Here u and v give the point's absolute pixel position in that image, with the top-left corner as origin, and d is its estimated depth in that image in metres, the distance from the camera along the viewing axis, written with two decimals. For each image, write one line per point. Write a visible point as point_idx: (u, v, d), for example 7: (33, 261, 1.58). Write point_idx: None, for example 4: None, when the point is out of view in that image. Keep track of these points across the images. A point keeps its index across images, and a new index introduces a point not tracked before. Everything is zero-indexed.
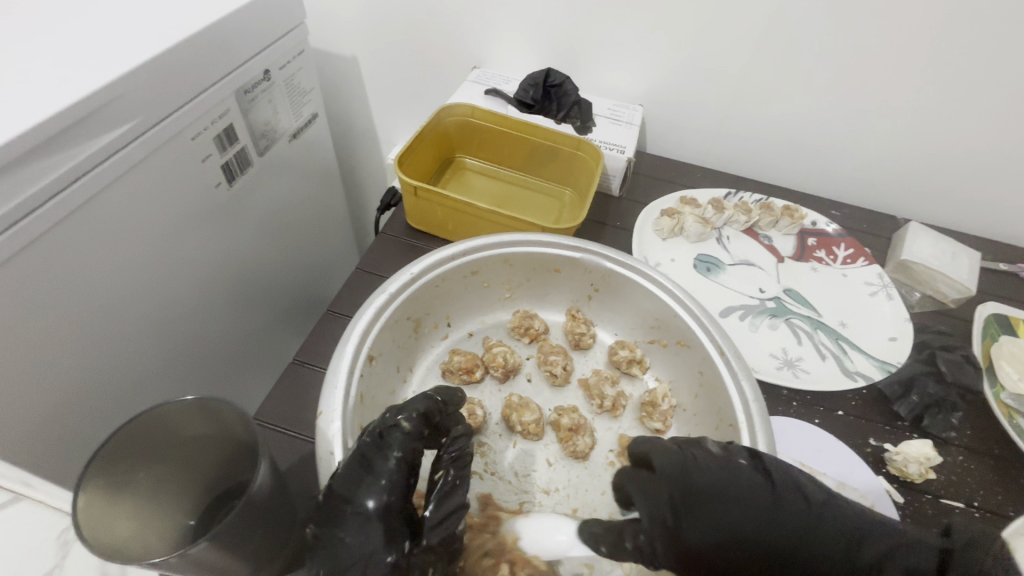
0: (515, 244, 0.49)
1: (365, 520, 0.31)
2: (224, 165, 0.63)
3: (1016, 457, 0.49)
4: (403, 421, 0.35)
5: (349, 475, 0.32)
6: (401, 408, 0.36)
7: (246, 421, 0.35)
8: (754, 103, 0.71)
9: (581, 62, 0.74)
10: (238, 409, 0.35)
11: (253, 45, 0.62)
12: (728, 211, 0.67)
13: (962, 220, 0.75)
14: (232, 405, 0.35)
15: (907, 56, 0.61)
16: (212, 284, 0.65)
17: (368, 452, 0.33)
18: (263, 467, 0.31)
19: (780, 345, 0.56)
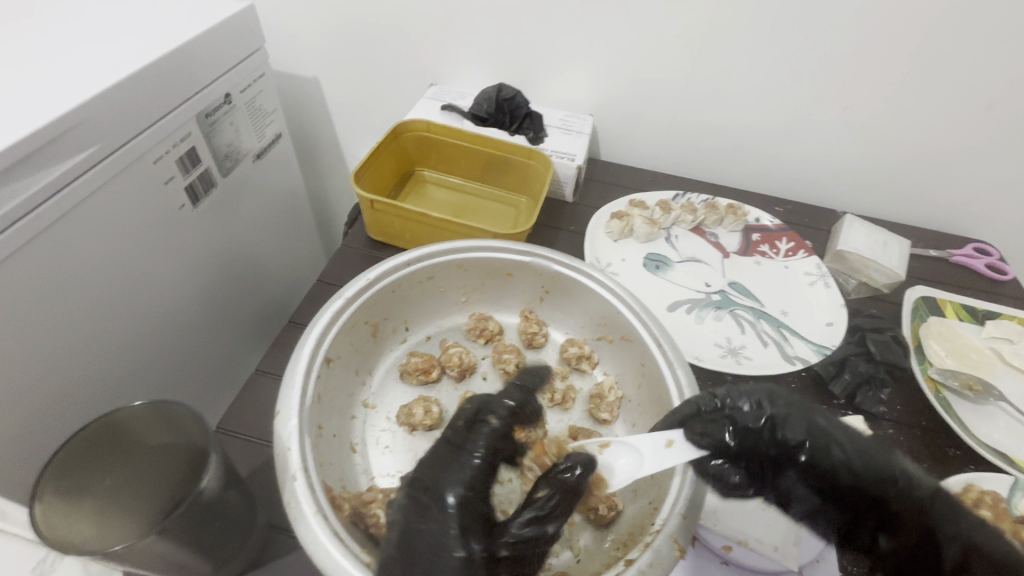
0: (469, 250, 0.52)
1: (446, 499, 0.35)
2: (188, 187, 0.65)
3: (941, 428, 0.53)
4: (490, 418, 0.40)
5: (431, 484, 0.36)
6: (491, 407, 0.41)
7: (197, 418, 0.36)
8: (696, 109, 0.76)
9: (533, 76, 0.78)
10: (188, 406, 0.36)
11: (212, 70, 0.65)
12: (676, 212, 0.70)
13: (895, 212, 0.80)
14: (187, 408, 0.36)
15: (829, 61, 0.66)
16: (182, 302, 0.67)
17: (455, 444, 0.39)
18: (211, 470, 0.32)
19: (724, 334, 0.59)
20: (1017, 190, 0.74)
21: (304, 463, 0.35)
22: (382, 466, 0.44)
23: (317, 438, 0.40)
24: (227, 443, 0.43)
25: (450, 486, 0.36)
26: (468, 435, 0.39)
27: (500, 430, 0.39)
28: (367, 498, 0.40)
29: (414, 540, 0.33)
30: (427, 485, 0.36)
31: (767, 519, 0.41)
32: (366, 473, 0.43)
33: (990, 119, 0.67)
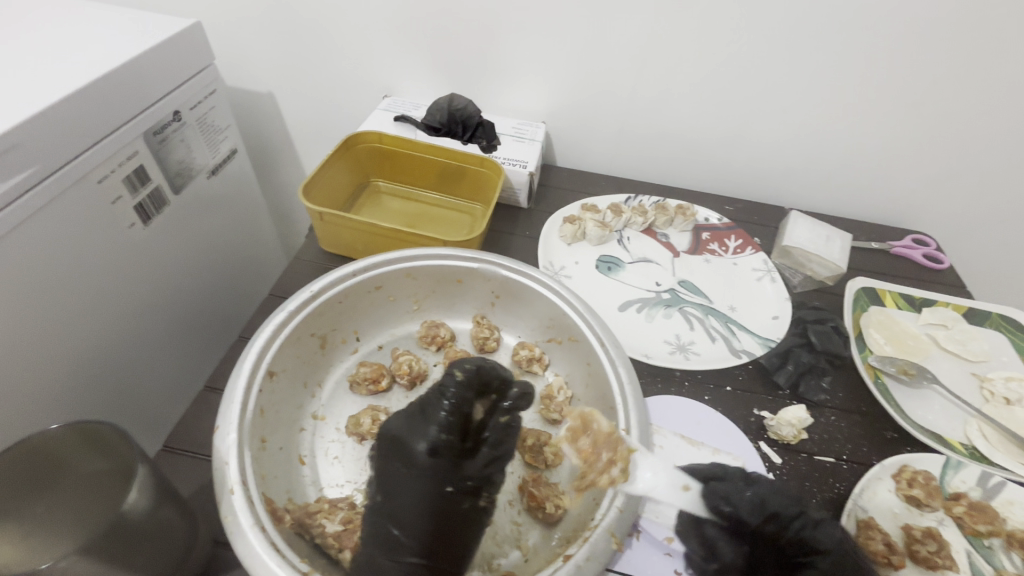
0: (417, 259, 0.53)
1: (416, 453, 0.40)
2: (137, 206, 0.64)
3: (881, 412, 0.55)
4: (456, 373, 0.42)
5: (404, 439, 0.41)
6: (456, 364, 0.43)
7: (125, 436, 0.36)
8: (644, 114, 0.78)
9: (485, 86, 0.79)
10: (116, 424, 0.36)
11: (158, 89, 0.64)
12: (627, 215, 0.72)
13: (839, 208, 0.84)
14: (116, 426, 0.36)
15: (765, 65, 0.69)
16: (137, 323, 0.66)
17: (424, 406, 0.42)
18: (137, 485, 0.33)
19: (673, 332, 0.61)
20: (950, 183, 0.77)
21: (243, 477, 0.36)
22: (331, 477, 0.44)
23: (260, 450, 0.40)
24: (171, 462, 0.43)
25: (420, 444, 0.40)
26: (435, 396, 0.42)
27: (464, 384, 0.42)
28: (312, 509, 0.40)
29: (392, 490, 0.40)
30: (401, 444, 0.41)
31: None
32: (315, 485, 0.43)
33: (919, 116, 0.70)
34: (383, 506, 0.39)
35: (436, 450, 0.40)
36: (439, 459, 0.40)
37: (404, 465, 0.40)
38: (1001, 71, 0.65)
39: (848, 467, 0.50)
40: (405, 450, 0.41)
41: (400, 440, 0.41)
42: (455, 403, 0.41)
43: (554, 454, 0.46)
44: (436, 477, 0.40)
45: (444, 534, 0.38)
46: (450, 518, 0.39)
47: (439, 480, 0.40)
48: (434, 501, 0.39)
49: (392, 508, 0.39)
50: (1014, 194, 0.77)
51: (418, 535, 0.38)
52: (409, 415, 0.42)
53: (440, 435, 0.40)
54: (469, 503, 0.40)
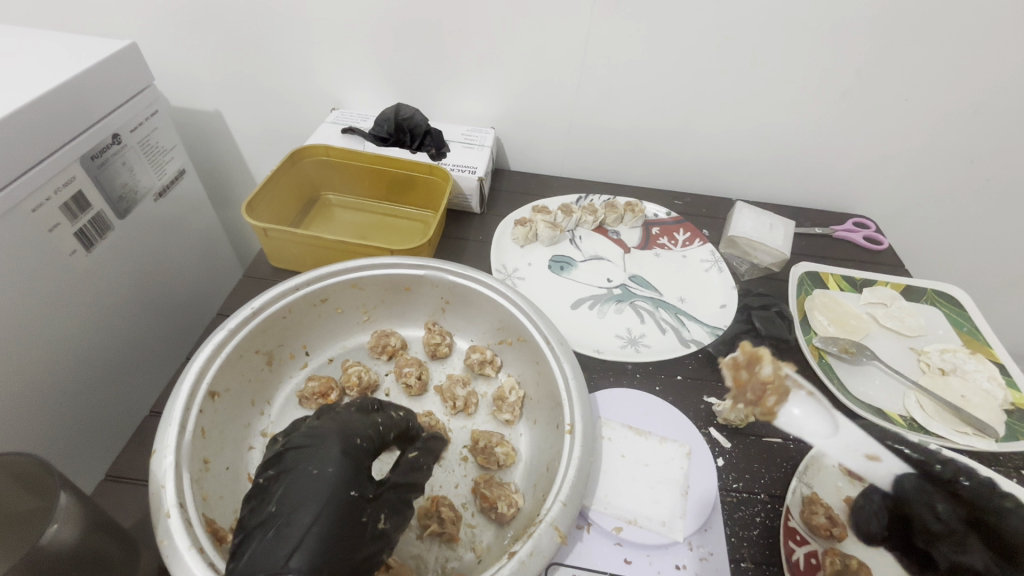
0: (362, 269, 0.53)
1: (325, 449, 0.36)
2: (78, 233, 0.63)
3: (826, 391, 0.57)
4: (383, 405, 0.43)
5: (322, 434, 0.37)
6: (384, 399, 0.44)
7: (46, 466, 0.34)
8: (590, 115, 0.79)
9: (432, 94, 0.80)
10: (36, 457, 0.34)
11: (93, 112, 0.63)
12: (577, 214, 0.73)
13: (784, 196, 0.87)
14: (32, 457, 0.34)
15: (700, 63, 0.71)
16: (84, 355, 0.65)
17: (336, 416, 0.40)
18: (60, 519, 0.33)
19: (625, 326, 0.62)
20: (885, 167, 0.80)
21: (180, 499, 0.35)
22: None
23: (202, 471, 0.40)
24: (113, 491, 0.42)
25: (333, 442, 0.36)
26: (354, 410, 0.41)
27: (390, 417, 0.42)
28: None
29: (290, 490, 0.34)
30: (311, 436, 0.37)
31: (655, 496, 0.45)
32: None
33: (850, 106, 0.73)
34: (275, 509, 0.33)
35: (348, 453, 0.36)
36: (350, 462, 0.36)
37: (312, 459, 0.35)
38: (921, 60, 0.67)
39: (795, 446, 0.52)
40: (318, 445, 0.36)
41: (308, 438, 0.37)
42: (382, 423, 0.41)
43: (506, 454, 0.47)
44: (343, 480, 0.35)
45: (337, 547, 0.32)
46: (353, 527, 0.34)
47: (345, 484, 0.35)
48: (341, 502, 0.34)
49: (285, 507, 0.33)
50: (944, 175, 0.80)
51: (306, 544, 0.32)
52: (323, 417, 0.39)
53: (355, 439, 0.37)
54: (373, 519, 0.35)
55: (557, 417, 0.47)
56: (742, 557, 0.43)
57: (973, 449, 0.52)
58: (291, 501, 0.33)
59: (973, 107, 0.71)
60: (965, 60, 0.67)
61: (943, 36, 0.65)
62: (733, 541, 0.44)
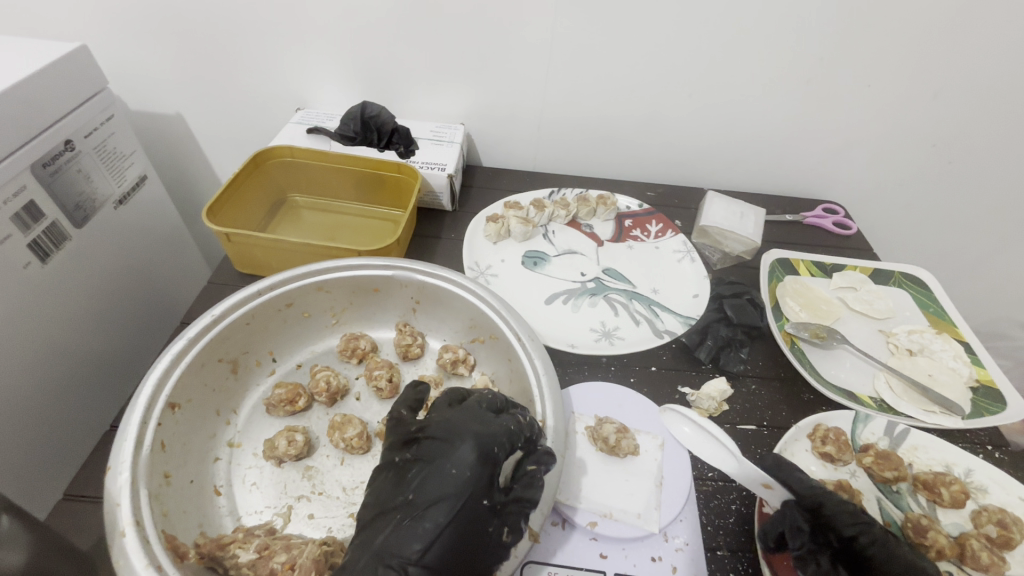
0: (328, 272, 0.52)
1: (463, 451, 0.37)
2: (32, 244, 0.60)
3: (798, 376, 0.58)
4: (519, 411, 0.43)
5: (462, 430, 0.39)
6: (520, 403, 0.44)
7: None
8: (560, 108, 0.79)
9: (398, 91, 0.78)
10: None
11: (43, 118, 0.60)
12: (549, 209, 0.72)
13: (754, 184, 0.87)
14: None
15: (665, 52, 0.71)
16: (41, 370, 0.62)
17: (476, 412, 0.41)
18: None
19: (599, 319, 0.62)
20: (851, 153, 0.81)
21: (137, 517, 0.34)
22: (250, 504, 0.43)
23: (162, 486, 0.39)
24: (70, 510, 0.40)
25: (470, 444, 0.38)
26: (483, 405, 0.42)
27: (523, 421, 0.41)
28: (225, 539, 0.39)
29: (427, 483, 0.36)
30: (447, 432, 0.39)
31: (630, 489, 0.46)
32: (232, 514, 0.42)
33: (815, 93, 0.74)
34: (411, 500, 0.36)
35: (483, 459, 0.37)
36: (486, 469, 0.37)
37: (452, 457, 0.37)
38: (881, 46, 0.68)
39: (768, 432, 0.52)
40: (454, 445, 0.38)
41: (444, 435, 0.39)
42: (515, 427, 0.40)
43: None
44: (476, 488, 0.36)
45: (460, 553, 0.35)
46: (476, 536, 0.35)
47: (476, 493, 0.36)
48: (469, 508, 0.36)
49: (421, 501, 0.36)
50: (909, 159, 0.82)
51: (437, 544, 0.34)
52: (465, 415, 0.40)
53: (497, 445, 0.38)
54: (497, 533, 0.36)
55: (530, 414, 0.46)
56: (718, 545, 0.43)
57: (941, 427, 0.54)
58: (429, 496, 0.36)
59: (932, 92, 0.73)
60: (923, 46, 0.68)
61: (901, 22, 0.66)
62: (709, 529, 0.44)
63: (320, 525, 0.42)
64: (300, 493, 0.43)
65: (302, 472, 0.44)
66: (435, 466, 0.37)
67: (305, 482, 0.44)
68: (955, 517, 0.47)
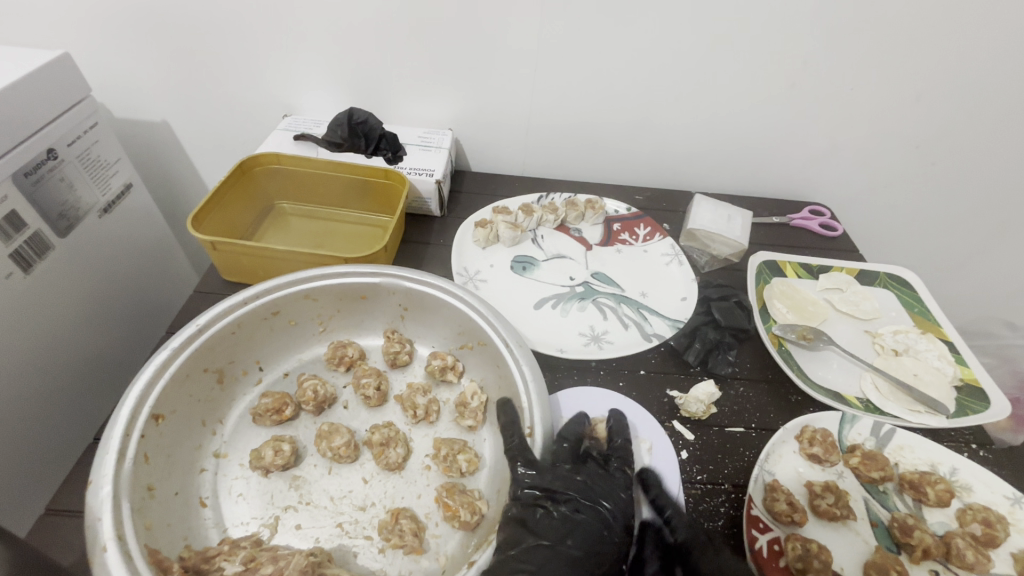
0: (314, 279, 0.51)
1: (608, 504, 0.43)
2: (13, 254, 0.60)
3: (785, 378, 0.58)
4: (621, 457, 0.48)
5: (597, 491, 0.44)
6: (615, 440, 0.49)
7: None
8: (549, 113, 0.79)
9: (386, 97, 0.78)
10: None
11: (25, 126, 0.60)
12: (538, 214, 0.73)
13: (741, 186, 0.88)
14: None
15: (650, 57, 0.71)
16: (21, 382, 0.61)
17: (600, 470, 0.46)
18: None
19: (587, 323, 0.62)
20: (836, 155, 0.82)
21: (119, 532, 0.34)
22: (236, 515, 0.42)
23: (146, 499, 0.38)
24: (49, 526, 0.40)
25: (606, 504, 0.43)
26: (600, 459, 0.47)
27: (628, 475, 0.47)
28: (210, 552, 0.39)
29: (580, 530, 0.41)
30: (590, 494, 0.43)
31: (621, 493, 0.46)
32: (217, 526, 0.42)
33: (799, 96, 0.75)
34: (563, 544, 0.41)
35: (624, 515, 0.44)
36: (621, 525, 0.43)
37: (591, 516, 0.42)
38: (863, 50, 0.69)
39: (756, 434, 0.53)
40: (591, 494, 0.44)
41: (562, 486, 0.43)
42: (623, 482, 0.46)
43: (469, 460, 0.46)
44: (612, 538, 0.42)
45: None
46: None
47: (613, 551, 0.41)
48: (602, 552, 0.41)
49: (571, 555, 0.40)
50: (892, 161, 0.83)
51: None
52: (595, 475, 0.45)
53: (623, 508, 0.44)
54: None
55: (519, 422, 0.46)
56: None
57: (926, 427, 0.54)
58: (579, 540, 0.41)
59: (914, 95, 0.74)
60: (904, 50, 0.69)
61: (882, 26, 0.67)
62: None
63: (308, 535, 0.41)
64: (287, 504, 0.43)
65: (289, 482, 0.44)
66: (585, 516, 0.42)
67: (291, 493, 0.43)
68: (941, 516, 0.48)
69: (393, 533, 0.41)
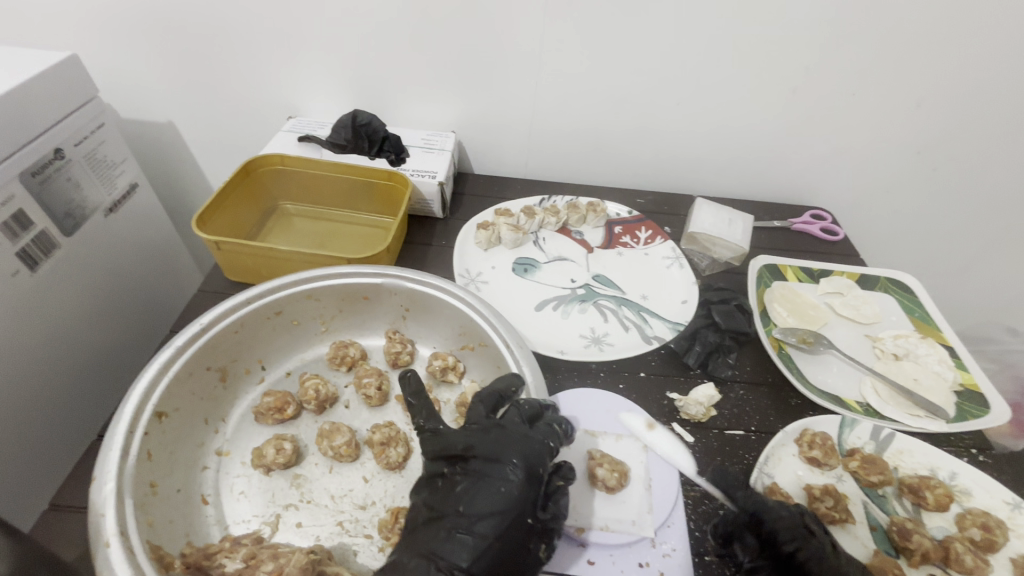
0: (317, 279, 0.52)
1: (511, 469, 0.38)
2: (20, 253, 0.60)
3: (785, 382, 0.58)
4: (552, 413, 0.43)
5: (499, 447, 0.40)
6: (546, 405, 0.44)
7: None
8: (550, 117, 0.79)
9: (389, 100, 0.79)
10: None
11: (32, 126, 0.60)
12: (540, 216, 0.73)
13: (743, 190, 0.88)
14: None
15: (652, 62, 0.72)
16: (28, 379, 0.62)
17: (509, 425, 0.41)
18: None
19: (588, 325, 0.62)
20: (837, 160, 0.82)
21: (121, 527, 0.34)
22: (238, 513, 0.42)
23: (148, 495, 0.39)
24: (53, 521, 0.40)
25: (517, 459, 0.39)
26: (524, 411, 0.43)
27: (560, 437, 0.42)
28: (212, 549, 0.39)
29: (477, 495, 0.37)
30: (496, 451, 0.39)
31: (622, 496, 0.46)
32: (219, 524, 0.42)
33: (801, 100, 0.75)
34: (460, 510, 0.37)
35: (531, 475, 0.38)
36: (532, 488, 0.38)
37: (498, 473, 0.38)
38: (866, 55, 0.69)
39: (756, 438, 0.53)
40: (499, 452, 0.39)
41: (467, 443, 0.40)
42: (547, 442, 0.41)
43: None
44: (523, 506, 0.37)
45: (506, 568, 0.36)
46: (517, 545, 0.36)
47: (522, 512, 0.37)
48: (511, 519, 0.37)
49: (471, 514, 0.37)
50: (893, 166, 0.83)
51: (484, 556, 0.35)
52: (505, 435, 0.40)
53: (540, 465, 0.39)
54: (539, 548, 0.37)
55: None
56: (706, 550, 0.44)
57: (926, 431, 0.54)
58: (474, 507, 0.37)
59: (915, 101, 0.74)
60: (905, 56, 0.69)
61: (884, 31, 0.67)
62: (696, 535, 0.45)
63: (309, 533, 0.42)
64: (288, 502, 0.43)
65: (291, 481, 0.44)
66: (487, 483, 0.38)
67: (293, 491, 0.44)
68: (940, 521, 0.48)
69: (392, 530, 0.42)
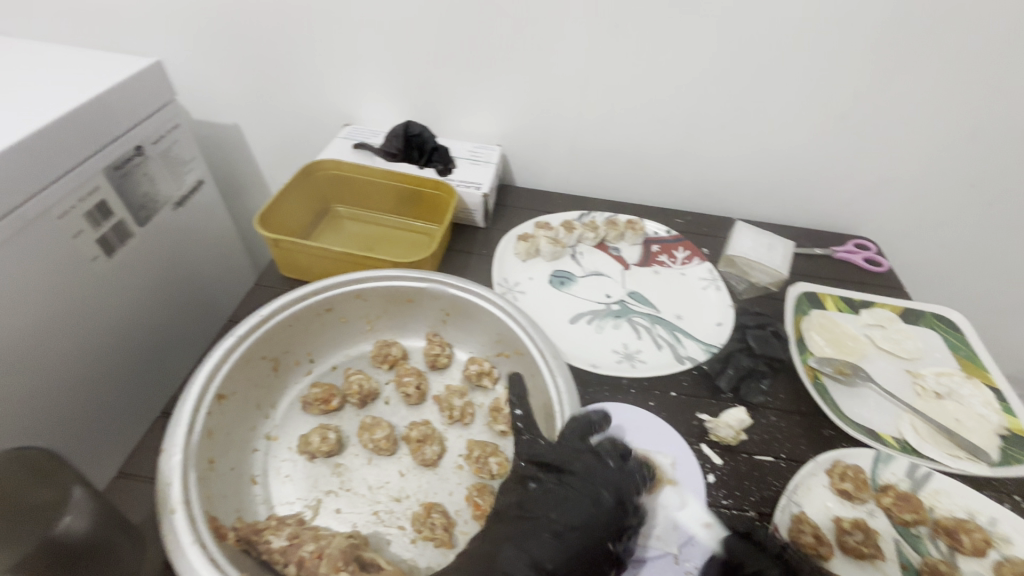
0: (367, 281, 0.55)
1: (604, 495, 0.42)
2: (100, 239, 0.66)
3: (819, 411, 0.58)
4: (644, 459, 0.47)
5: (598, 480, 0.43)
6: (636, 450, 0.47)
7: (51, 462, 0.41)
8: (593, 134, 0.81)
9: (440, 112, 0.82)
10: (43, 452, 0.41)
11: (120, 124, 0.67)
12: (578, 231, 0.75)
13: (786, 216, 0.87)
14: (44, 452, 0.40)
15: (697, 85, 0.73)
16: (97, 356, 0.67)
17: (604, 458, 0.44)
18: (74, 513, 0.40)
19: (621, 341, 0.63)
20: (884, 189, 0.81)
21: (185, 497, 0.37)
22: (282, 494, 0.45)
23: (207, 470, 0.42)
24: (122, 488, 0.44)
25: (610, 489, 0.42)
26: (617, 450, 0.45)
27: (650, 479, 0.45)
28: (259, 526, 0.42)
29: (565, 506, 0.41)
30: (590, 475, 0.43)
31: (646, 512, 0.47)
32: (265, 503, 0.45)
33: (848, 127, 0.74)
34: (550, 517, 0.40)
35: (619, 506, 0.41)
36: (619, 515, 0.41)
37: (590, 492, 0.42)
38: (918, 84, 0.69)
39: (785, 465, 0.53)
40: (591, 477, 0.43)
41: (561, 461, 0.44)
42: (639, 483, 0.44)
43: (499, 464, 0.48)
44: (609, 529, 0.40)
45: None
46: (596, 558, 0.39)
47: (606, 534, 0.40)
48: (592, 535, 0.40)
49: (560, 523, 0.40)
50: (943, 199, 0.81)
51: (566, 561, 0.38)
52: (602, 463, 0.44)
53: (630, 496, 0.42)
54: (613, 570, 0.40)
55: (552, 429, 0.48)
56: None
57: (965, 473, 0.53)
58: (563, 517, 0.40)
59: (967, 133, 0.73)
60: (957, 88, 0.69)
61: (935, 62, 0.67)
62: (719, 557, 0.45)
63: (347, 520, 0.44)
64: (329, 489, 0.46)
65: (332, 469, 0.47)
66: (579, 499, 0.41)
67: (334, 478, 0.47)
68: (977, 566, 0.46)
69: (423, 525, 0.44)
